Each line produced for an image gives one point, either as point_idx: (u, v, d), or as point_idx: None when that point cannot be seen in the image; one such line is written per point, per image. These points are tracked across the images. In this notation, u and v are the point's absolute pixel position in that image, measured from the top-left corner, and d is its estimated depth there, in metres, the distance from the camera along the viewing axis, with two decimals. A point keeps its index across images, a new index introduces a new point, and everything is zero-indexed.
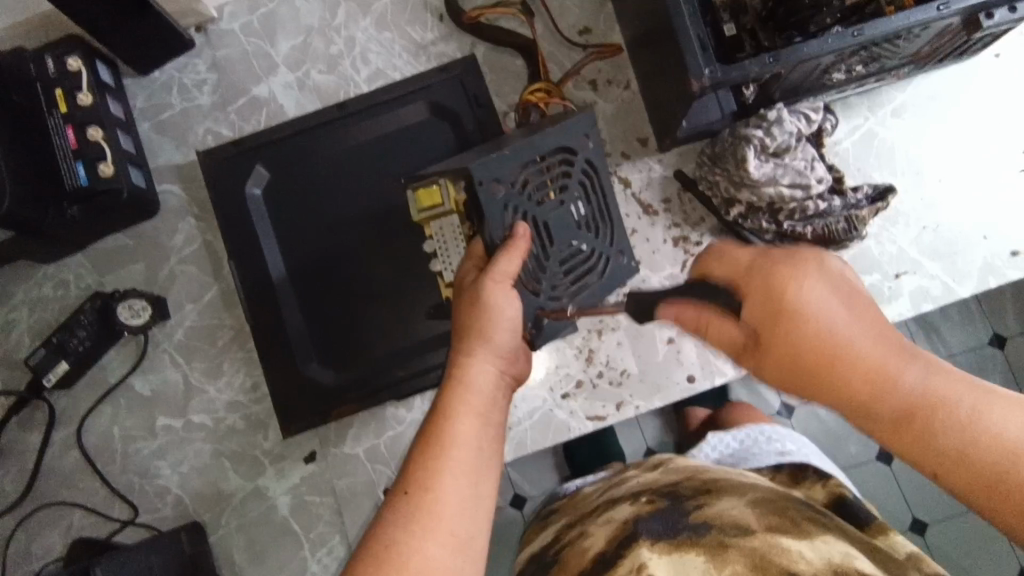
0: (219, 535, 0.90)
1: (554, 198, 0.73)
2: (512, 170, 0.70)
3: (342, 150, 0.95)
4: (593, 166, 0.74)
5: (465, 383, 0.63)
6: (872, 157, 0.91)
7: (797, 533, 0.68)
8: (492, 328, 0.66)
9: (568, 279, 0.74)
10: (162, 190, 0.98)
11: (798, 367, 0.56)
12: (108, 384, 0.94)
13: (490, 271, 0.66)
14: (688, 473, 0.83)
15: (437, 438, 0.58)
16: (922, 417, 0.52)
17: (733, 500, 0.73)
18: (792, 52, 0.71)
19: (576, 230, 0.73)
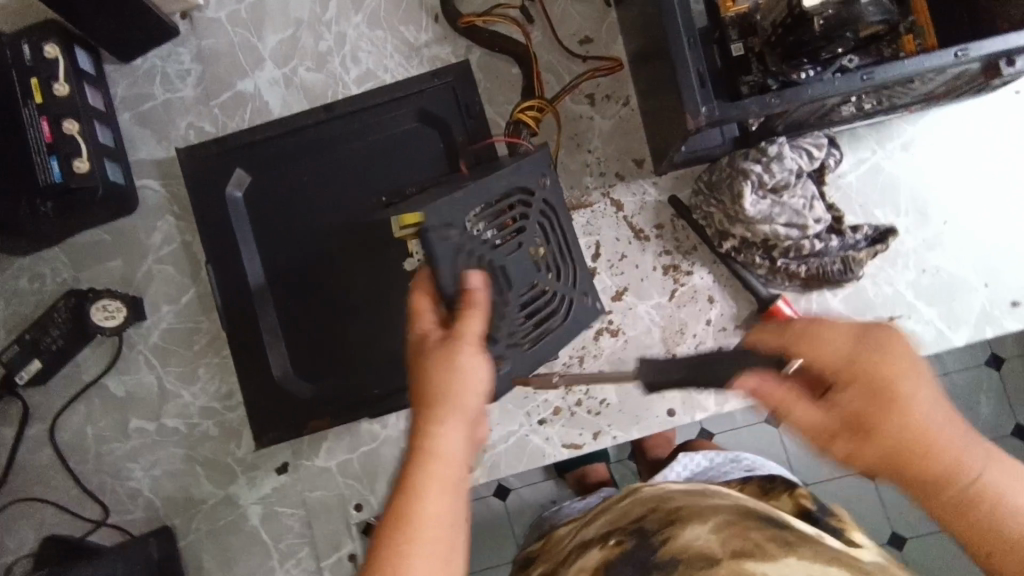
0: (189, 539, 0.90)
1: (512, 242, 0.74)
2: (467, 216, 0.71)
3: (327, 155, 0.91)
4: (547, 206, 0.78)
5: (433, 456, 0.61)
6: (876, 193, 0.87)
7: (761, 556, 0.69)
8: (462, 395, 0.63)
9: (528, 325, 0.76)
10: (141, 186, 0.95)
11: (908, 465, 0.61)
12: (82, 382, 0.93)
13: (461, 334, 0.65)
14: (647, 497, 0.83)
15: (406, 517, 0.59)
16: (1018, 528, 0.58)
17: (697, 529, 0.74)
18: (797, 93, 0.67)
19: (535, 273, 0.75)
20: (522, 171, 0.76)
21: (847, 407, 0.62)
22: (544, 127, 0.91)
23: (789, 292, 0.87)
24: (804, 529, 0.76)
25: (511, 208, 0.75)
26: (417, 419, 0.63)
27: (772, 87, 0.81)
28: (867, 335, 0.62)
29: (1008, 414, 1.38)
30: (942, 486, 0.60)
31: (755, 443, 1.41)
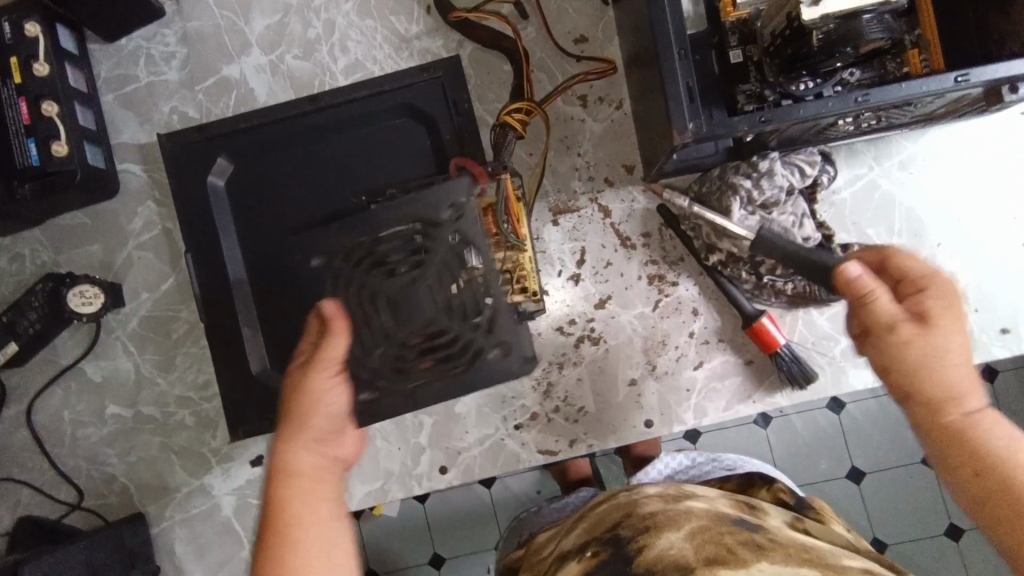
0: (162, 526, 0.91)
1: (404, 275, 0.70)
2: (344, 247, 0.71)
3: (312, 147, 0.90)
4: (460, 244, 0.70)
5: (291, 472, 0.62)
6: (870, 211, 0.85)
7: (733, 563, 0.65)
8: (309, 415, 0.64)
9: (414, 364, 0.72)
10: (122, 170, 0.93)
11: (917, 388, 0.60)
12: (60, 366, 0.93)
13: (312, 364, 0.65)
14: (623, 504, 0.78)
15: (280, 532, 0.59)
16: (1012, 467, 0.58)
17: (671, 537, 0.69)
18: (789, 113, 0.65)
19: (427, 314, 0.70)
20: (446, 192, 0.71)
21: (914, 318, 0.60)
22: (533, 128, 0.88)
23: (775, 308, 0.86)
24: (782, 533, 0.72)
25: (406, 239, 0.70)
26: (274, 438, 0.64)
27: (770, 97, 0.79)
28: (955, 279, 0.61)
29: None
30: (940, 415, 0.60)
31: (740, 444, 1.40)
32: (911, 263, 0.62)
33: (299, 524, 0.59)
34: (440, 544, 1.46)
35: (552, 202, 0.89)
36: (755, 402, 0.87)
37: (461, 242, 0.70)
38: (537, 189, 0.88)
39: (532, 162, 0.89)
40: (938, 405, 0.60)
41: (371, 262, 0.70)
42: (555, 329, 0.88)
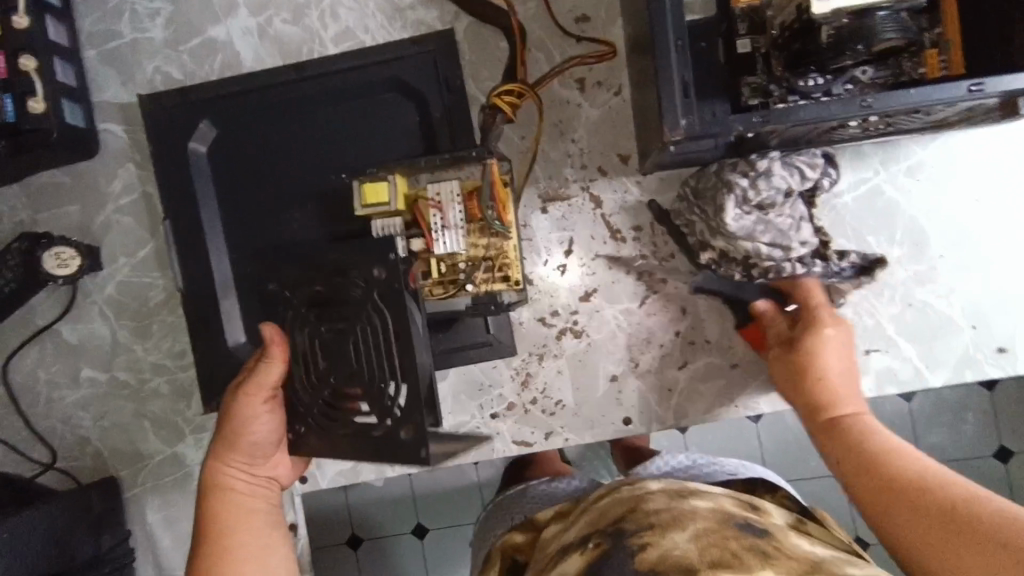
0: (134, 492, 0.91)
1: (337, 325, 0.70)
2: (295, 279, 0.73)
3: (296, 118, 0.87)
4: (385, 304, 0.68)
5: (220, 489, 0.74)
6: (871, 217, 0.81)
7: (740, 568, 0.54)
8: (238, 438, 0.73)
9: (338, 413, 0.71)
10: (103, 130, 0.91)
11: (803, 388, 0.74)
12: (36, 326, 0.92)
13: (247, 386, 0.72)
14: (628, 498, 0.68)
15: (211, 541, 0.71)
16: (878, 445, 0.64)
17: (676, 538, 0.59)
18: (789, 114, 0.62)
19: (352, 370, 0.69)
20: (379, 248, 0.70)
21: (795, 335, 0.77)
22: (526, 111, 0.85)
23: None
24: (788, 539, 0.63)
25: (341, 286, 0.69)
26: (212, 453, 0.75)
27: (776, 93, 0.75)
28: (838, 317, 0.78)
29: (993, 434, 1.35)
30: (821, 412, 0.72)
31: (728, 437, 1.39)
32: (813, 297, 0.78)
33: (237, 533, 0.72)
34: (424, 516, 1.47)
35: (542, 188, 0.85)
36: (737, 407, 0.85)
37: (391, 300, 0.68)
38: (527, 173, 0.85)
39: (523, 146, 0.85)
40: (822, 404, 0.72)
41: (312, 298, 0.71)
42: (537, 319, 0.86)
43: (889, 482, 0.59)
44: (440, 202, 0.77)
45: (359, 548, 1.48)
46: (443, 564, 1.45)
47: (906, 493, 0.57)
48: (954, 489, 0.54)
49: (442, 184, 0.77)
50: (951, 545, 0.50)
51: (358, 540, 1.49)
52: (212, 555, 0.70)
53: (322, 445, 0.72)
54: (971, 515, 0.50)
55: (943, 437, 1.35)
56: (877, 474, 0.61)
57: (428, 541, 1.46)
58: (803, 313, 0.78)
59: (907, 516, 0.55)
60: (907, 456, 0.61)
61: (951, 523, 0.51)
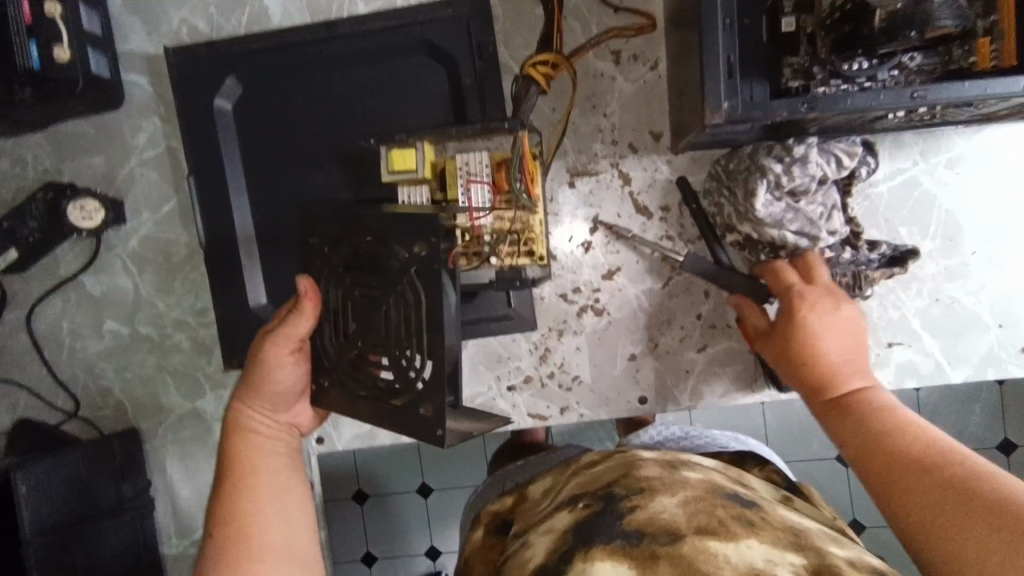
0: (154, 443, 0.93)
1: (369, 292, 0.70)
2: (337, 235, 0.72)
3: (324, 78, 0.85)
4: (421, 279, 0.67)
5: (242, 432, 0.75)
6: (906, 209, 0.79)
7: (726, 537, 0.48)
8: (262, 385, 0.74)
9: (361, 374, 0.72)
10: (128, 81, 0.89)
11: (797, 371, 0.68)
12: (59, 276, 0.92)
13: (272, 335, 0.73)
14: (622, 464, 0.61)
15: (230, 477, 0.71)
16: (885, 427, 0.57)
17: (663, 501, 0.51)
18: (836, 102, 0.60)
19: (380, 338, 0.70)
20: (418, 224, 0.67)
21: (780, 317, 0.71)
22: (558, 82, 0.83)
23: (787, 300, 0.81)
24: (778, 513, 0.56)
25: (379, 254, 0.69)
26: (237, 397, 0.77)
27: (818, 76, 0.71)
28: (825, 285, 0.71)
29: (999, 426, 1.35)
30: (821, 393, 0.66)
31: (735, 416, 1.40)
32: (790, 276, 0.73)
33: (255, 470, 0.72)
34: (429, 475, 1.50)
35: (570, 162, 0.84)
36: (753, 393, 0.85)
37: (426, 276, 0.67)
38: (556, 147, 0.83)
39: (553, 118, 0.84)
40: (818, 386, 0.66)
41: (351, 259, 0.71)
42: (559, 295, 0.86)
43: (897, 469, 0.53)
44: (468, 172, 0.76)
45: (365, 504, 1.52)
46: (446, 522, 1.49)
47: (914, 485, 0.50)
48: (971, 481, 0.47)
49: (471, 154, 0.76)
50: (968, 545, 0.44)
51: (364, 496, 1.52)
52: (233, 490, 0.70)
53: (339, 405, 0.75)
54: (989, 513, 0.44)
55: (948, 427, 1.36)
56: (881, 461, 0.54)
57: (432, 499, 1.50)
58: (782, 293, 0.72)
59: (917, 511, 0.49)
60: (919, 436, 0.54)
61: (967, 520, 0.45)
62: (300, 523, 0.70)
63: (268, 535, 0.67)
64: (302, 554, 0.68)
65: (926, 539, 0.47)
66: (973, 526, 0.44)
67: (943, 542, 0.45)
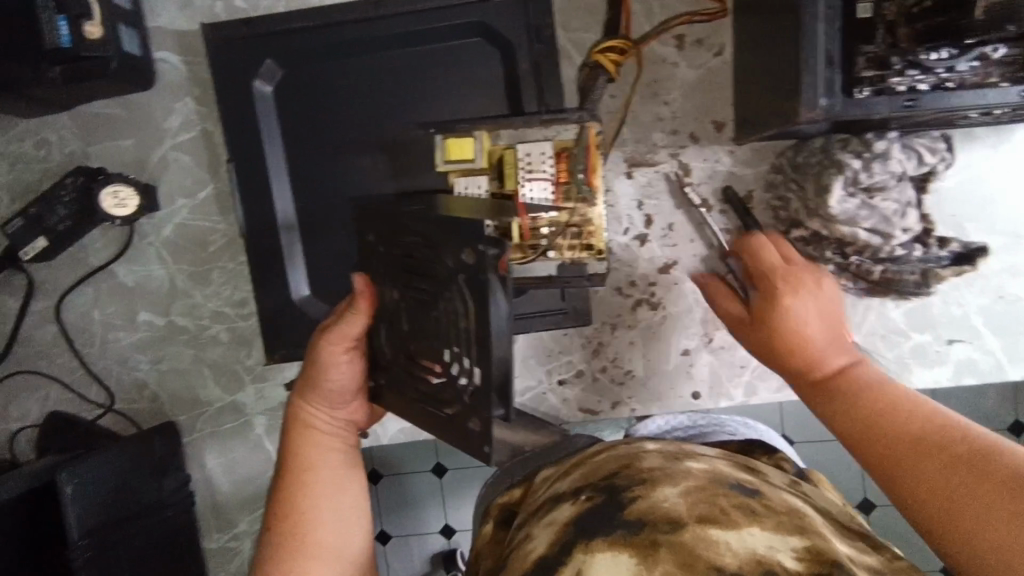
0: (192, 438, 0.90)
1: (424, 292, 0.65)
2: (388, 232, 0.67)
3: (369, 59, 0.81)
4: (468, 289, 0.59)
5: (300, 425, 0.72)
6: (973, 205, 0.78)
7: (729, 526, 0.41)
8: (318, 382, 0.71)
9: (413, 377, 0.68)
10: (159, 59, 0.85)
11: (780, 358, 0.64)
12: (89, 265, 0.89)
13: (329, 331, 0.69)
14: (624, 453, 0.53)
15: (290, 472, 0.70)
16: (876, 406, 0.55)
17: (663, 490, 0.44)
18: (936, 99, 0.59)
19: (432, 342, 0.65)
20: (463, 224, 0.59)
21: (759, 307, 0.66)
22: (623, 69, 0.80)
23: (850, 294, 0.80)
24: (790, 497, 0.48)
25: (430, 256, 0.63)
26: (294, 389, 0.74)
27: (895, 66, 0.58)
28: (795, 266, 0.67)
29: None
30: (807, 376, 0.62)
31: None
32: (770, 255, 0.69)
33: (313, 467, 0.70)
34: (446, 455, 1.37)
35: (628, 152, 0.81)
36: None
37: (472, 287, 0.58)
38: (615, 136, 0.81)
39: (613, 106, 0.81)
40: (803, 370, 0.62)
41: (405, 258, 0.65)
42: (613, 289, 0.84)
43: (901, 451, 0.50)
44: (529, 163, 0.73)
45: (379, 483, 1.39)
46: None
47: (911, 467, 0.49)
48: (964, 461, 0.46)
49: (533, 145, 0.73)
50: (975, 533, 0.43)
51: (379, 476, 1.39)
52: (291, 486, 0.69)
53: (394, 407, 0.71)
54: (999, 494, 0.43)
55: None
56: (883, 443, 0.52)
57: (446, 479, 1.37)
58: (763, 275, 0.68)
59: (917, 495, 0.47)
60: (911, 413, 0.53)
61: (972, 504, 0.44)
62: (358, 523, 0.69)
63: (324, 534, 0.66)
64: (353, 553, 0.67)
65: (945, 536, 0.45)
66: (975, 509, 0.43)
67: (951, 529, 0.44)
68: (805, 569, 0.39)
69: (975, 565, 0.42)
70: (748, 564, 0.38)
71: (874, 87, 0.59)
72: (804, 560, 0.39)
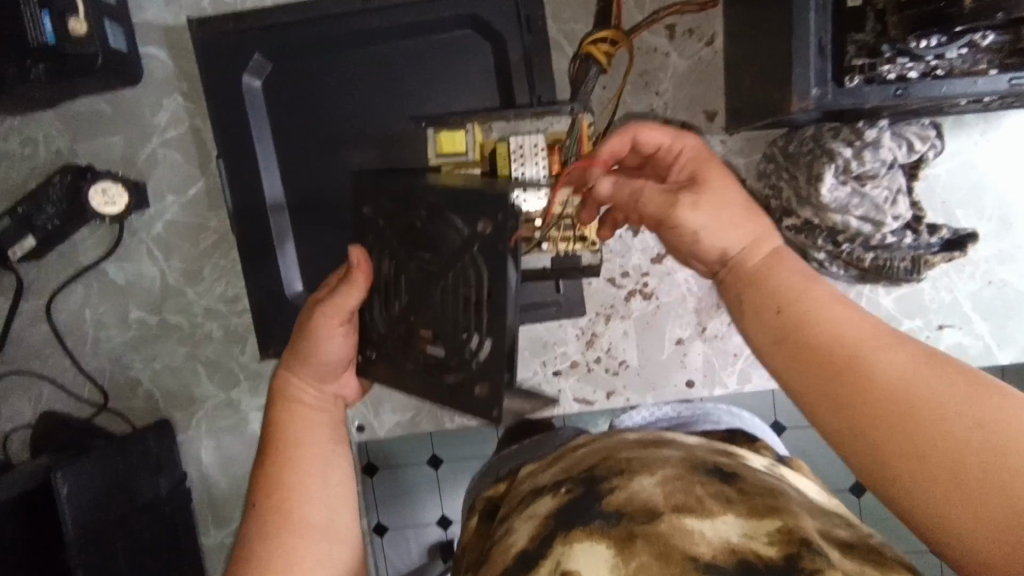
0: (187, 435, 0.90)
1: (427, 263, 0.65)
2: (393, 207, 0.68)
3: (359, 52, 0.80)
4: (483, 257, 0.61)
5: (286, 399, 0.69)
6: (963, 191, 0.79)
7: (705, 514, 0.42)
8: (309, 355, 0.68)
9: (412, 354, 0.68)
10: (145, 55, 0.84)
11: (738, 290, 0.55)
12: (79, 264, 0.88)
13: (325, 302, 0.67)
14: (606, 447, 0.54)
15: (273, 447, 0.66)
16: (832, 333, 0.47)
17: (640, 480, 0.45)
18: (928, 88, 0.59)
19: (433, 312, 0.65)
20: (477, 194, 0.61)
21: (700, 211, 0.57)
22: (615, 60, 0.80)
23: (841, 281, 0.81)
24: (769, 481, 0.49)
25: (443, 223, 0.63)
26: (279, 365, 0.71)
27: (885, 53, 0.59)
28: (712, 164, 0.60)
29: None
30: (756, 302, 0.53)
31: None
32: (651, 138, 0.62)
33: (299, 444, 0.66)
34: (441, 447, 1.37)
35: None
36: None
37: (489, 254, 0.61)
38: (607, 127, 0.81)
39: (604, 97, 0.81)
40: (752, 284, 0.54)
41: (405, 230, 0.66)
42: (606, 280, 0.85)
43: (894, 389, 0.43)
44: (522, 154, 0.73)
45: (374, 476, 1.39)
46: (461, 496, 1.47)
47: (868, 393, 0.43)
48: (943, 395, 0.41)
49: (525, 136, 0.73)
50: (931, 464, 0.40)
51: (374, 468, 1.39)
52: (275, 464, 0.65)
53: (390, 379, 0.71)
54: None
55: None
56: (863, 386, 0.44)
57: (443, 472, 1.37)
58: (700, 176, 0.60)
59: (873, 419, 0.43)
60: (866, 341, 0.45)
61: (924, 438, 0.40)
62: (346, 502, 0.65)
63: (312, 512, 0.62)
64: (342, 532, 0.63)
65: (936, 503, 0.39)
66: (933, 449, 0.40)
67: (904, 468, 0.41)
68: (779, 556, 0.38)
69: (935, 520, 0.40)
70: (721, 555, 0.39)
71: (863, 75, 0.59)
72: (777, 544, 0.39)
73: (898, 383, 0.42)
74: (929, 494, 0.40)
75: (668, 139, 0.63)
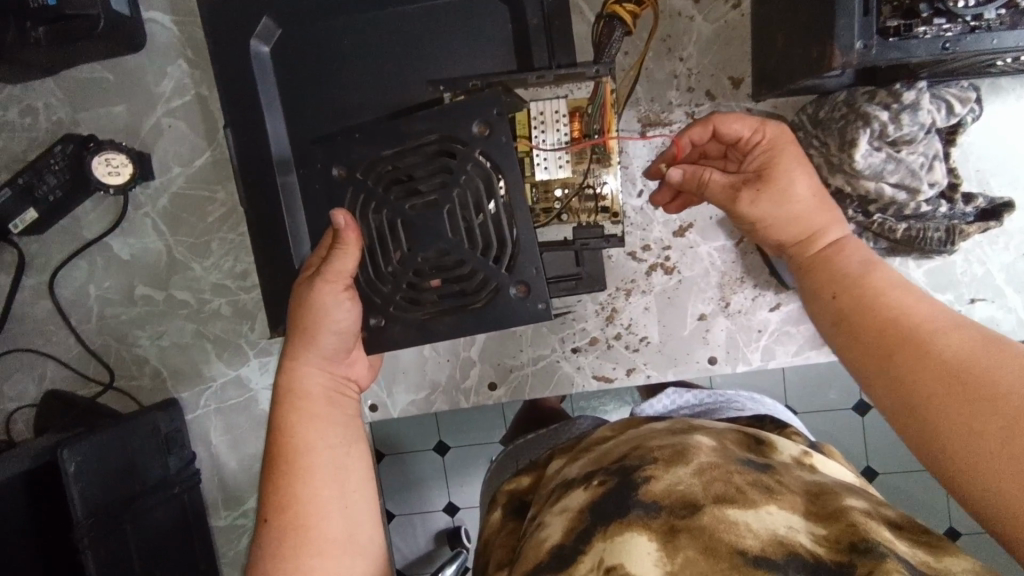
0: (197, 415, 0.88)
1: (429, 196, 0.66)
2: (368, 158, 0.68)
3: (372, 13, 0.77)
4: (487, 162, 0.65)
5: (295, 392, 0.66)
6: (1000, 159, 0.76)
7: (748, 505, 0.39)
8: (318, 330, 0.66)
9: (425, 296, 0.68)
10: (149, 19, 0.81)
11: (812, 275, 0.58)
12: (82, 238, 0.85)
13: (324, 270, 0.65)
14: (633, 437, 0.52)
15: (284, 448, 0.63)
16: (895, 317, 0.49)
17: (675, 471, 0.42)
18: (977, 41, 0.55)
19: (443, 238, 0.66)
20: (467, 109, 0.65)
21: (766, 204, 0.61)
22: (638, 22, 0.77)
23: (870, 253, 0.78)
24: (807, 474, 0.46)
25: (431, 156, 0.66)
26: (283, 355, 0.68)
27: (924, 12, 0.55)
28: (774, 150, 0.62)
29: None
30: (826, 293, 0.56)
31: None
32: (736, 128, 0.64)
33: (313, 449, 0.62)
34: (447, 432, 1.35)
35: (642, 111, 0.79)
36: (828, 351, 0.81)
37: (494, 160, 0.65)
38: (628, 94, 0.78)
39: (626, 63, 0.78)
40: (820, 272, 0.57)
41: (392, 176, 0.68)
42: (627, 253, 0.82)
43: (949, 364, 0.44)
44: (542, 121, 0.72)
45: (381, 462, 1.37)
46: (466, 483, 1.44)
47: (920, 363, 0.46)
48: (1000, 368, 0.42)
49: (546, 102, 0.71)
50: (966, 419, 0.41)
51: (380, 454, 1.37)
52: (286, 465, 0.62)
53: (408, 330, 0.70)
54: None
55: None
56: (920, 362, 0.46)
57: (450, 457, 1.35)
58: (763, 156, 0.63)
59: (924, 386, 0.45)
60: (922, 319, 0.48)
61: (971, 400, 0.42)
62: (365, 512, 0.62)
63: (331, 526, 0.59)
64: (361, 540, 0.60)
65: (986, 471, 0.40)
66: (986, 419, 0.40)
67: (946, 430, 0.42)
68: (829, 554, 0.36)
69: (973, 478, 0.40)
70: (771, 547, 0.36)
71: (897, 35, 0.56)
72: (825, 543, 0.37)
73: (956, 359, 0.44)
74: (961, 444, 0.41)
75: (748, 131, 0.64)
